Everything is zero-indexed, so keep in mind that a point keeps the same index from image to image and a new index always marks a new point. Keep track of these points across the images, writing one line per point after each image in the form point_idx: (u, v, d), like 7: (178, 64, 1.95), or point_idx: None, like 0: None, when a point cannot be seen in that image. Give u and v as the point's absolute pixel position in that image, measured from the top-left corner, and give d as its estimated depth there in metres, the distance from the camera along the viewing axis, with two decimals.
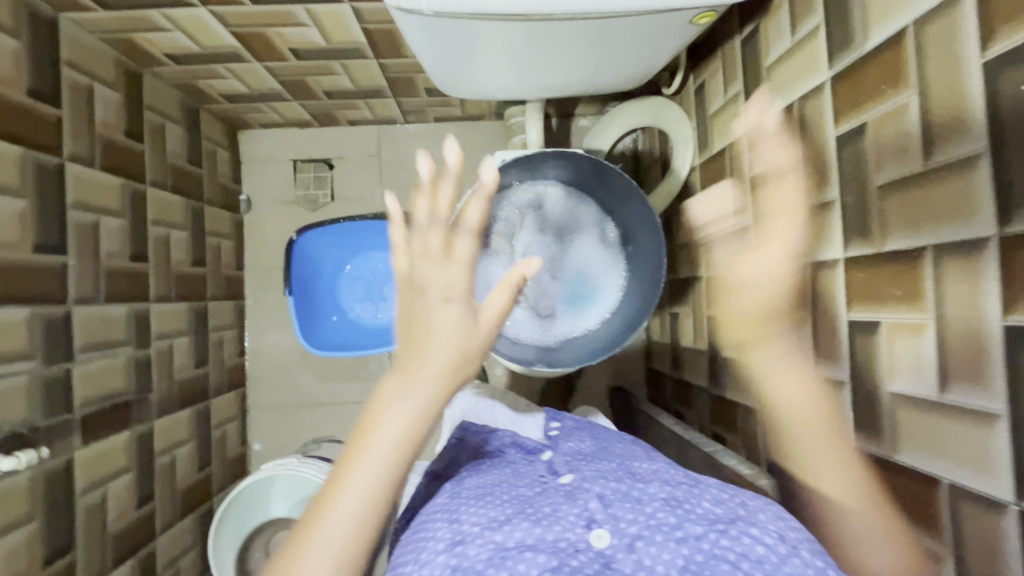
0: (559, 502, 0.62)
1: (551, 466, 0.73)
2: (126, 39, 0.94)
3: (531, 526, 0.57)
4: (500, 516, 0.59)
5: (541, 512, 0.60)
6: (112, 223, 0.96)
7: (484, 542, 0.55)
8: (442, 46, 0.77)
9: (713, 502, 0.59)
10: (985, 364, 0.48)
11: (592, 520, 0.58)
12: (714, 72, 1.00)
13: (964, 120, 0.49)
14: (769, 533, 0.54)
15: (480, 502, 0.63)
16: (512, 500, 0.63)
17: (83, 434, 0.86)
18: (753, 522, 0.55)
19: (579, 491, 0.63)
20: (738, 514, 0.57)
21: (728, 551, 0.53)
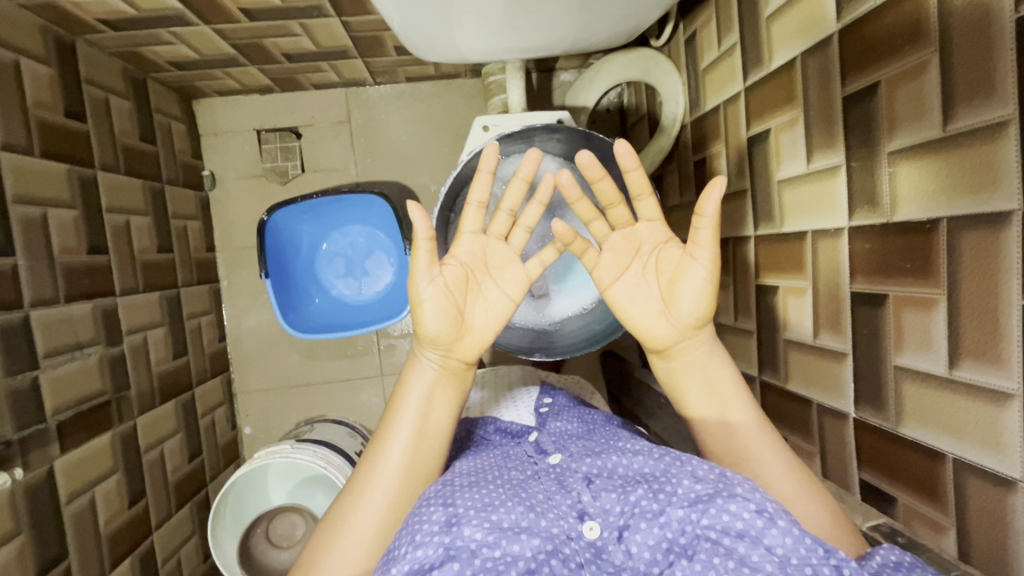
0: (551, 489, 0.61)
1: (537, 446, 0.72)
2: (51, 4, 0.83)
3: (524, 513, 0.56)
4: (495, 500, 0.57)
5: (534, 499, 0.59)
6: (63, 215, 0.88)
7: (482, 523, 0.54)
8: (412, 7, 0.69)
9: (692, 479, 0.56)
10: (1001, 342, 0.47)
11: (584, 512, 0.59)
12: (707, 21, 0.93)
13: (992, 82, 0.46)
14: (747, 508, 0.51)
15: (472, 486, 0.60)
16: (503, 484, 0.61)
17: (62, 442, 0.82)
18: (734, 498, 0.52)
19: (569, 476, 0.63)
20: (718, 489, 0.54)
21: (707, 530, 0.52)
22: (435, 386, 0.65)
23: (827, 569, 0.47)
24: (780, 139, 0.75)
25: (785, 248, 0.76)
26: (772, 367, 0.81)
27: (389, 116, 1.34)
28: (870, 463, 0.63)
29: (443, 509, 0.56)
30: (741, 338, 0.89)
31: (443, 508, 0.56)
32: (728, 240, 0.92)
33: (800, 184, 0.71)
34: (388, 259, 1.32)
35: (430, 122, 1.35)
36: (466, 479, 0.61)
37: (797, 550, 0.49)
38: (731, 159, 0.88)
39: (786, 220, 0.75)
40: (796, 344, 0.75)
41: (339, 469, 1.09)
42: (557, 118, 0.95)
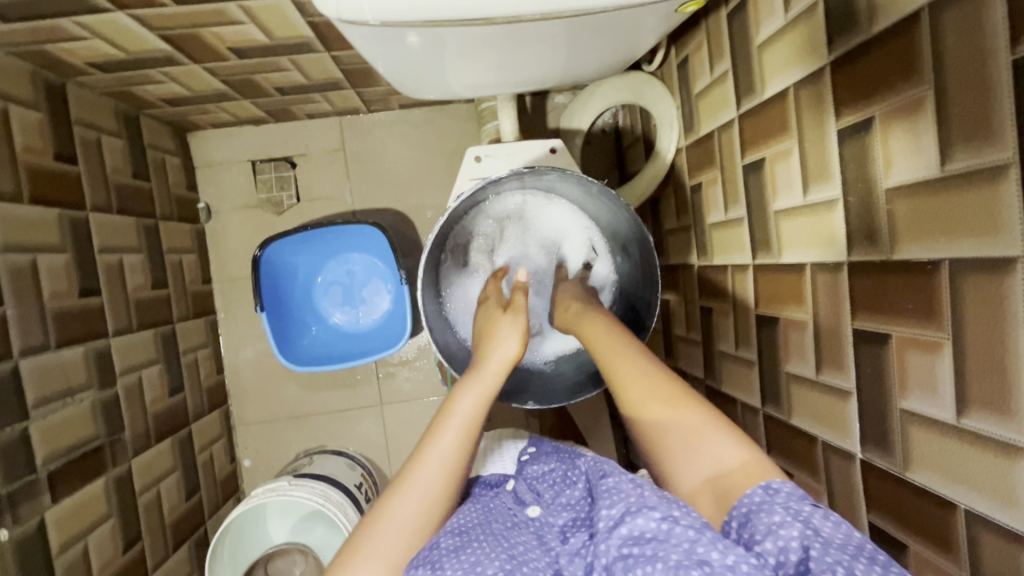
0: (530, 542, 0.61)
1: (516, 496, 0.71)
2: (39, 50, 0.83)
3: (504, 560, 0.55)
4: (482, 555, 0.55)
5: (515, 549, 0.58)
6: (53, 260, 0.87)
7: (462, 565, 0.53)
8: (397, 51, 0.69)
9: (610, 505, 0.56)
10: (1010, 394, 0.45)
11: (559, 569, 0.57)
12: (698, 46, 0.92)
13: (990, 123, 0.44)
14: (652, 517, 0.51)
15: (459, 545, 0.56)
16: (485, 532, 0.61)
17: (52, 491, 0.81)
18: (640, 511, 0.52)
19: (547, 532, 0.64)
20: (628, 505, 0.54)
21: (623, 546, 0.51)
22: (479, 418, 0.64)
23: (715, 552, 0.45)
24: (776, 169, 0.73)
25: (784, 279, 0.74)
26: (775, 401, 0.79)
27: (383, 144, 1.34)
28: (878, 507, 0.61)
29: (429, 572, 0.53)
30: (742, 368, 0.87)
31: (429, 571, 0.53)
32: (727, 267, 0.90)
33: (797, 215, 0.69)
34: (385, 287, 1.31)
35: (425, 148, 1.34)
36: (452, 539, 0.57)
37: (701, 538, 0.47)
38: (726, 186, 0.87)
39: (784, 250, 0.73)
40: (799, 378, 0.73)
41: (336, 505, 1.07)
42: (550, 147, 0.94)
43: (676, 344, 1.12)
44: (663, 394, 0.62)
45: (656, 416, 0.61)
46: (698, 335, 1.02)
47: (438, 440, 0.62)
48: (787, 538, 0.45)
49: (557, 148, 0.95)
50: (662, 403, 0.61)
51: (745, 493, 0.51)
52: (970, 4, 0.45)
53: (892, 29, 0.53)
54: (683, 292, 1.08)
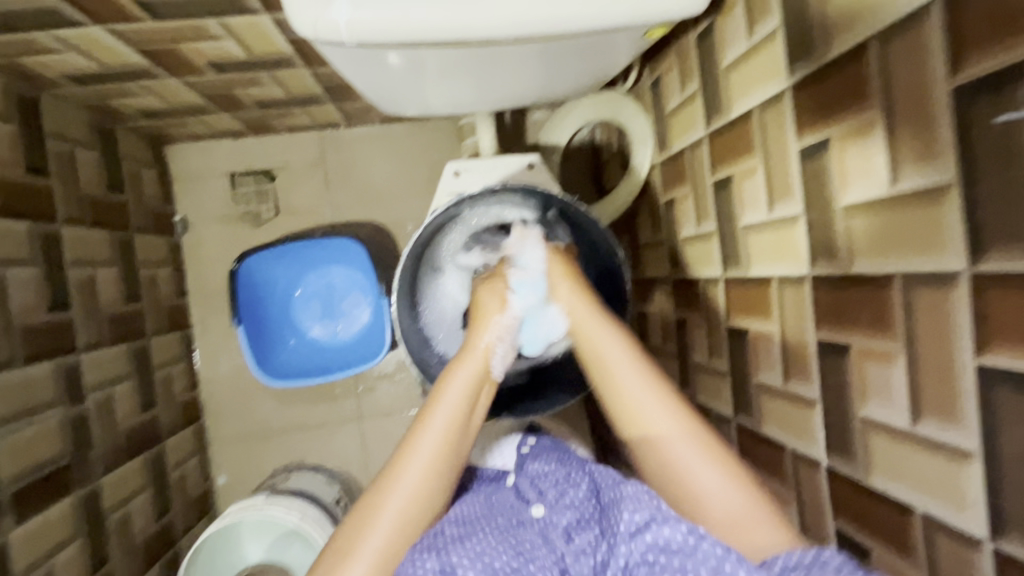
0: (536, 541, 0.65)
1: (518, 493, 0.74)
2: (12, 62, 0.83)
3: (511, 557, 0.61)
4: (487, 547, 0.62)
5: (522, 547, 0.63)
6: (21, 274, 0.86)
7: (475, 563, 0.59)
8: (375, 72, 0.70)
9: (633, 510, 0.61)
10: (958, 402, 0.47)
11: (566, 568, 0.63)
12: (670, 67, 0.95)
13: (934, 145, 0.47)
14: (679, 530, 0.56)
15: (462, 535, 0.63)
16: (494, 530, 0.65)
17: (16, 513, 0.79)
18: (667, 522, 0.57)
19: (552, 531, 0.67)
20: (653, 514, 0.59)
21: (647, 554, 0.57)
22: (466, 404, 0.65)
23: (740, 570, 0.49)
24: (743, 186, 0.76)
25: (753, 292, 0.76)
26: (746, 410, 0.81)
27: (362, 157, 1.35)
28: (843, 513, 0.63)
29: (435, 557, 0.59)
30: (715, 378, 0.89)
31: (437, 556, 0.59)
32: (699, 280, 0.92)
33: (763, 230, 0.72)
34: (366, 299, 1.30)
35: (405, 161, 1.36)
36: (455, 529, 0.63)
37: (729, 556, 0.51)
38: (698, 202, 0.89)
39: (752, 264, 0.76)
40: (768, 388, 0.75)
41: (313, 521, 1.05)
42: (527, 162, 0.96)
43: (653, 355, 1.14)
44: (654, 402, 0.62)
45: (657, 432, 0.61)
46: (673, 346, 1.04)
47: (426, 428, 0.63)
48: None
49: (535, 163, 0.96)
50: (659, 415, 0.62)
51: (790, 551, 0.50)
52: (914, 35, 0.48)
53: (846, 56, 0.56)
54: (659, 304, 1.10)
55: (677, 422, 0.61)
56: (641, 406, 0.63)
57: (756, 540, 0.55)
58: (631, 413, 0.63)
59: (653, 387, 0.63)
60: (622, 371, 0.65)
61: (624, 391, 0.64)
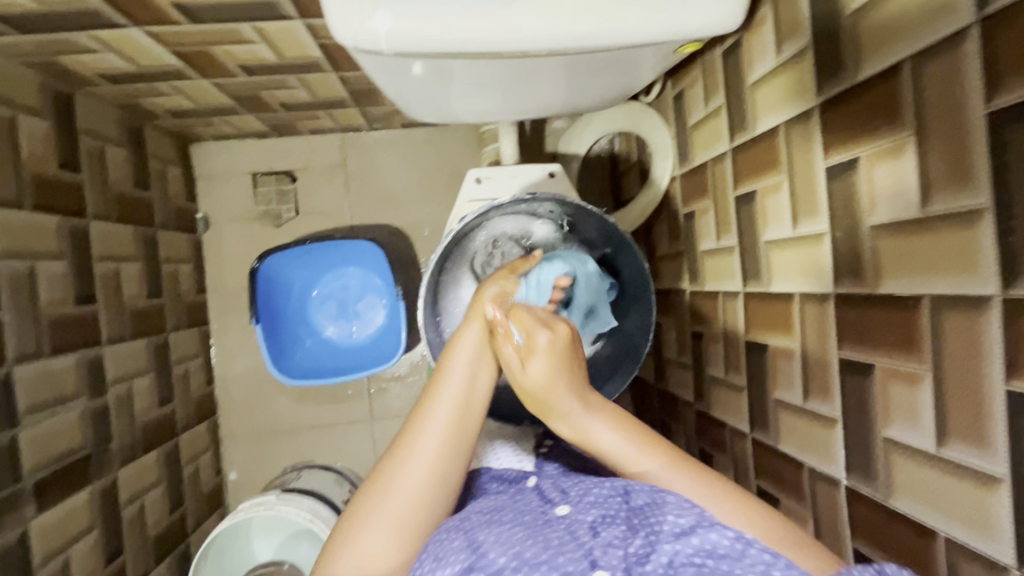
0: (564, 537, 0.57)
1: (541, 493, 0.69)
2: (51, 61, 0.85)
3: (540, 549, 0.54)
4: (514, 535, 0.57)
5: (550, 541, 0.56)
6: (52, 267, 0.88)
7: (505, 550, 0.54)
8: (407, 81, 0.72)
9: (677, 513, 0.56)
10: (986, 427, 0.47)
11: (595, 562, 0.53)
12: (694, 81, 0.95)
13: (967, 169, 0.47)
14: (726, 535, 0.53)
15: (489, 522, 0.60)
16: (519, 523, 0.59)
17: (37, 501, 0.80)
18: (714, 527, 0.53)
19: (579, 527, 0.58)
20: (698, 519, 0.55)
21: (693, 556, 0.52)
22: (473, 372, 0.66)
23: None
24: (766, 202, 0.76)
25: (774, 307, 0.76)
26: (763, 426, 0.81)
27: (383, 161, 1.36)
28: (861, 533, 0.63)
29: (463, 536, 0.57)
30: (731, 392, 0.89)
31: (464, 535, 0.57)
32: (717, 293, 0.92)
33: (786, 247, 0.72)
34: (381, 301, 1.31)
35: (424, 166, 1.37)
36: (481, 518, 0.61)
37: (776, 563, 0.50)
38: (719, 216, 0.90)
39: (773, 280, 0.76)
40: (787, 406, 0.75)
41: (324, 521, 1.06)
42: (548, 171, 0.97)
43: (667, 367, 1.14)
44: (632, 447, 0.63)
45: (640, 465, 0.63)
46: (688, 358, 1.04)
47: (439, 394, 0.64)
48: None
49: (555, 172, 0.97)
50: (638, 455, 0.63)
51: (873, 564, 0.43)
52: (949, 58, 0.48)
53: (878, 76, 0.56)
54: (675, 315, 1.10)
55: (655, 458, 0.62)
56: (622, 452, 0.63)
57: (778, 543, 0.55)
58: (614, 459, 0.63)
59: (635, 431, 0.64)
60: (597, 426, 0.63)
61: (598, 445, 0.63)
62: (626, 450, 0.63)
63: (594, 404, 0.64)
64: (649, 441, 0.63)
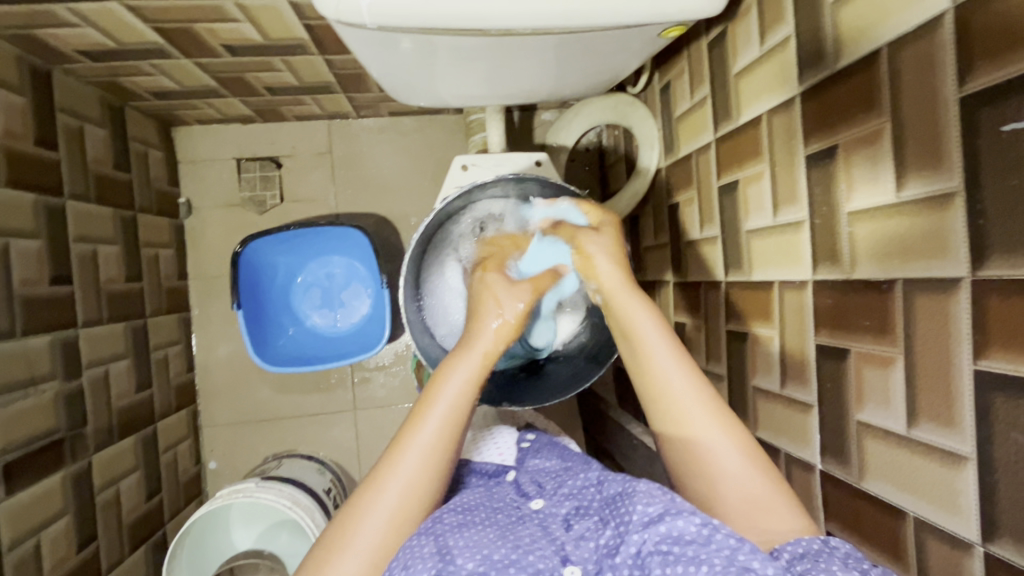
0: (536, 533, 0.62)
1: (518, 488, 0.73)
2: (28, 35, 0.83)
3: (509, 549, 0.58)
4: (484, 539, 0.59)
5: (521, 540, 0.60)
6: (25, 245, 0.86)
7: (473, 555, 0.56)
8: (391, 57, 0.71)
9: (646, 502, 0.58)
10: (954, 407, 0.48)
11: (567, 556, 0.59)
12: (680, 72, 0.96)
13: (939, 152, 0.48)
14: (693, 522, 0.54)
15: (462, 523, 0.61)
16: (492, 524, 0.63)
17: (8, 483, 0.79)
18: (680, 514, 0.55)
19: (552, 521, 0.65)
20: (667, 506, 0.57)
21: (659, 544, 0.55)
22: (467, 393, 0.66)
23: (756, 560, 0.49)
24: (748, 191, 0.77)
25: (754, 295, 0.77)
26: (742, 414, 0.82)
27: (369, 149, 1.35)
28: (835, 517, 0.63)
29: (432, 541, 0.58)
30: (712, 382, 0.90)
31: (433, 540, 0.58)
32: (700, 283, 0.93)
33: (767, 236, 0.73)
34: (365, 290, 1.31)
35: (412, 156, 1.36)
36: (454, 517, 0.62)
37: (741, 547, 0.51)
38: (702, 206, 0.90)
39: (754, 269, 0.76)
40: (765, 393, 0.75)
41: (304, 508, 1.05)
42: (535, 160, 0.97)
43: None
44: (687, 384, 0.64)
45: (683, 412, 0.63)
46: None
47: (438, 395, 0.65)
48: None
49: (542, 161, 0.97)
50: (688, 397, 0.63)
51: (792, 540, 0.53)
52: (924, 43, 0.49)
53: (857, 63, 0.57)
54: (659, 306, 1.11)
55: (708, 411, 0.63)
56: (669, 376, 0.65)
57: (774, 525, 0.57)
58: (661, 389, 0.65)
59: (687, 370, 0.65)
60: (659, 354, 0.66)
61: (654, 369, 0.66)
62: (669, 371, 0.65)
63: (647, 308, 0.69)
64: (688, 366, 0.65)
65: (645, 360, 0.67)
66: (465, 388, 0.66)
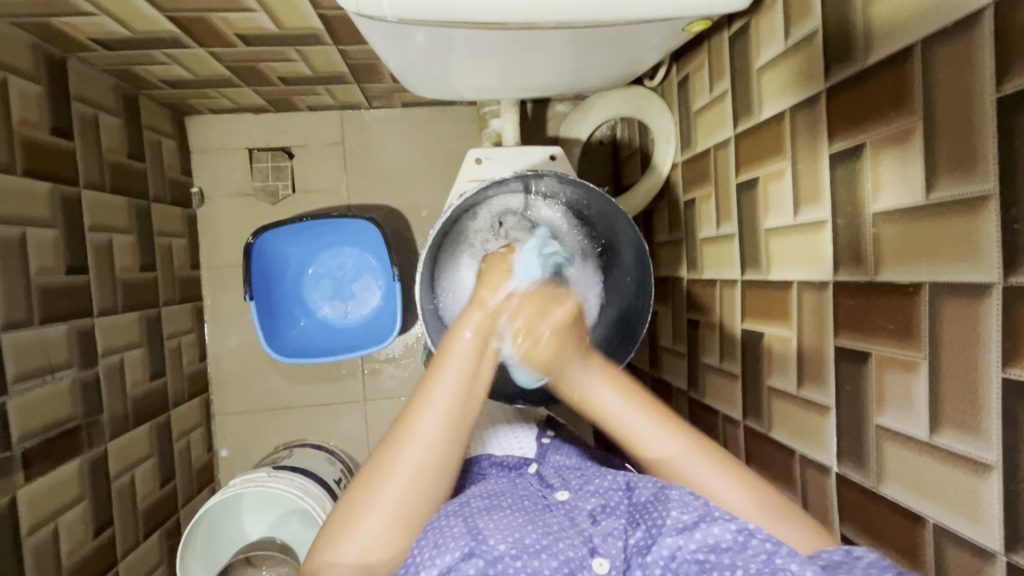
0: (564, 522, 0.63)
1: (541, 479, 0.73)
2: (45, 23, 0.83)
3: (540, 536, 0.60)
4: (514, 524, 0.61)
5: (551, 528, 0.62)
6: (43, 234, 0.86)
7: (505, 537, 0.59)
8: (409, 50, 0.71)
9: (681, 509, 0.59)
10: (981, 414, 0.47)
11: (595, 548, 0.61)
12: (699, 66, 0.94)
13: (973, 154, 0.47)
14: (728, 528, 0.56)
15: (489, 507, 0.63)
16: (519, 510, 0.64)
17: (26, 469, 0.80)
18: (716, 521, 0.57)
19: (578, 513, 0.65)
20: (702, 513, 0.58)
21: (695, 552, 0.56)
22: (470, 373, 0.64)
23: (793, 564, 0.51)
24: (769, 188, 0.75)
25: (771, 295, 0.76)
26: (755, 414, 0.81)
27: (382, 140, 1.34)
28: (850, 520, 0.63)
29: (462, 522, 0.60)
30: (725, 381, 0.89)
31: (464, 521, 0.60)
32: (714, 281, 0.92)
33: (787, 235, 0.72)
34: (376, 282, 1.31)
35: (424, 148, 1.35)
36: (483, 502, 0.64)
37: (778, 551, 0.53)
38: (720, 203, 0.89)
39: (772, 267, 0.75)
40: (780, 393, 0.75)
41: (315, 498, 1.06)
42: (549, 154, 0.96)
43: (662, 355, 1.14)
44: (656, 430, 0.65)
45: (664, 454, 0.65)
46: (683, 347, 1.04)
47: (426, 402, 0.62)
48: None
49: (557, 155, 0.96)
50: (661, 440, 0.65)
51: (827, 549, 0.53)
52: (960, 41, 0.47)
53: (889, 60, 0.55)
54: (671, 303, 1.10)
55: (682, 442, 0.65)
56: (634, 429, 0.66)
57: (781, 526, 0.59)
58: (636, 442, 0.66)
59: (658, 418, 0.66)
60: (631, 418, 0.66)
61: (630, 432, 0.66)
62: (655, 440, 0.65)
63: (593, 360, 0.72)
64: (648, 405, 0.67)
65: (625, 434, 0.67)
66: (474, 359, 0.65)
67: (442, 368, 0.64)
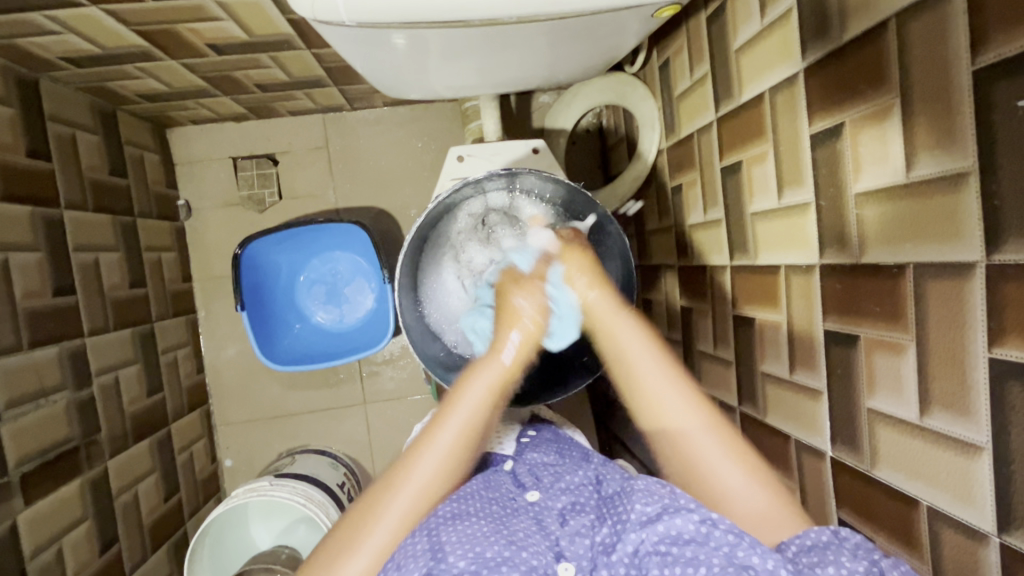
0: (531, 527, 0.63)
1: (516, 478, 0.73)
2: (11, 44, 0.81)
3: (503, 546, 0.59)
4: (477, 532, 0.60)
5: (515, 535, 0.61)
6: (25, 258, 0.86)
7: (466, 552, 0.57)
8: (378, 55, 0.70)
9: (643, 501, 0.60)
10: (970, 396, 0.46)
11: (561, 552, 0.61)
12: (679, 49, 0.92)
13: (953, 132, 0.45)
14: (691, 519, 0.55)
15: (456, 515, 0.63)
16: (486, 515, 0.63)
17: (25, 493, 0.80)
18: (678, 512, 0.56)
19: (547, 515, 0.66)
20: (665, 505, 0.58)
21: (658, 544, 0.56)
22: (481, 408, 0.70)
23: (755, 556, 0.50)
24: (753, 172, 0.74)
25: (760, 279, 0.75)
26: (751, 400, 0.80)
27: (365, 141, 1.33)
28: (846, 503, 0.63)
29: (426, 538, 0.60)
30: (720, 367, 0.88)
31: (427, 537, 0.60)
32: (706, 268, 0.91)
33: (772, 219, 0.71)
34: (369, 285, 1.30)
35: (409, 147, 1.34)
36: (450, 508, 0.64)
37: (741, 542, 0.52)
38: (706, 188, 0.88)
39: (760, 252, 0.74)
40: (773, 378, 0.74)
41: (318, 504, 1.06)
42: (532, 147, 0.94)
43: None
44: (681, 403, 0.68)
45: (674, 422, 0.67)
46: (678, 335, 1.03)
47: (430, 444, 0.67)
48: (851, 567, 0.48)
49: (540, 148, 0.94)
50: (682, 413, 0.67)
51: (811, 528, 0.53)
52: (934, 13, 0.46)
53: (864, 36, 0.53)
54: (665, 290, 1.09)
55: (700, 419, 0.66)
56: (662, 397, 0.69)
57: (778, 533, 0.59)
58: (651, 406, 0.69)
59: (668, 370, 0.70)
60: (642, 362, 0.71)
61: (644, 386, 0.70)
62: (663, 391, 0.69)
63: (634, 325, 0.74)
64: (684, 384, 0.69)
65: (637, 382, 0.71)
66: (485, 394, 0.70)
67: (456, 399, 0.70)
